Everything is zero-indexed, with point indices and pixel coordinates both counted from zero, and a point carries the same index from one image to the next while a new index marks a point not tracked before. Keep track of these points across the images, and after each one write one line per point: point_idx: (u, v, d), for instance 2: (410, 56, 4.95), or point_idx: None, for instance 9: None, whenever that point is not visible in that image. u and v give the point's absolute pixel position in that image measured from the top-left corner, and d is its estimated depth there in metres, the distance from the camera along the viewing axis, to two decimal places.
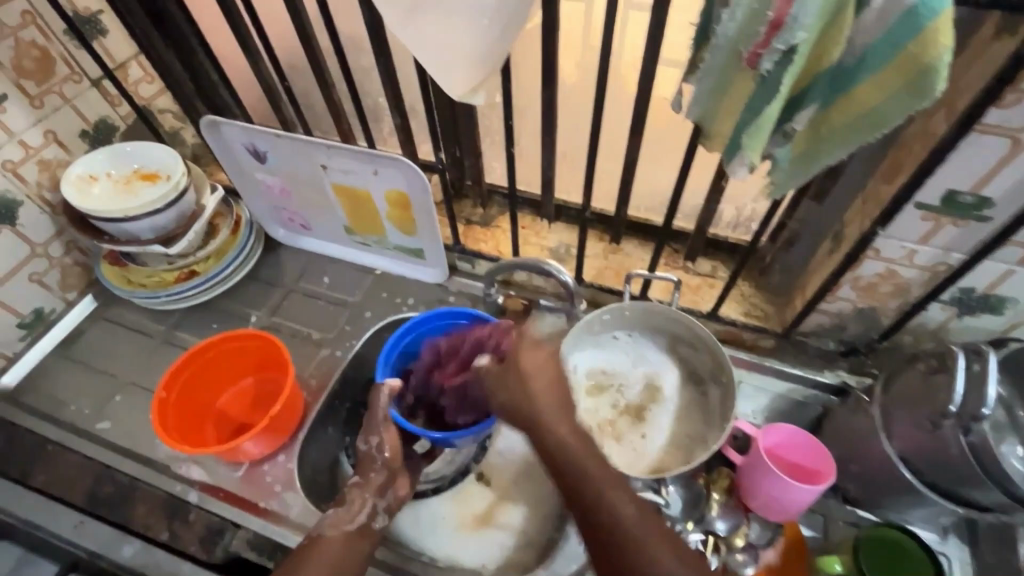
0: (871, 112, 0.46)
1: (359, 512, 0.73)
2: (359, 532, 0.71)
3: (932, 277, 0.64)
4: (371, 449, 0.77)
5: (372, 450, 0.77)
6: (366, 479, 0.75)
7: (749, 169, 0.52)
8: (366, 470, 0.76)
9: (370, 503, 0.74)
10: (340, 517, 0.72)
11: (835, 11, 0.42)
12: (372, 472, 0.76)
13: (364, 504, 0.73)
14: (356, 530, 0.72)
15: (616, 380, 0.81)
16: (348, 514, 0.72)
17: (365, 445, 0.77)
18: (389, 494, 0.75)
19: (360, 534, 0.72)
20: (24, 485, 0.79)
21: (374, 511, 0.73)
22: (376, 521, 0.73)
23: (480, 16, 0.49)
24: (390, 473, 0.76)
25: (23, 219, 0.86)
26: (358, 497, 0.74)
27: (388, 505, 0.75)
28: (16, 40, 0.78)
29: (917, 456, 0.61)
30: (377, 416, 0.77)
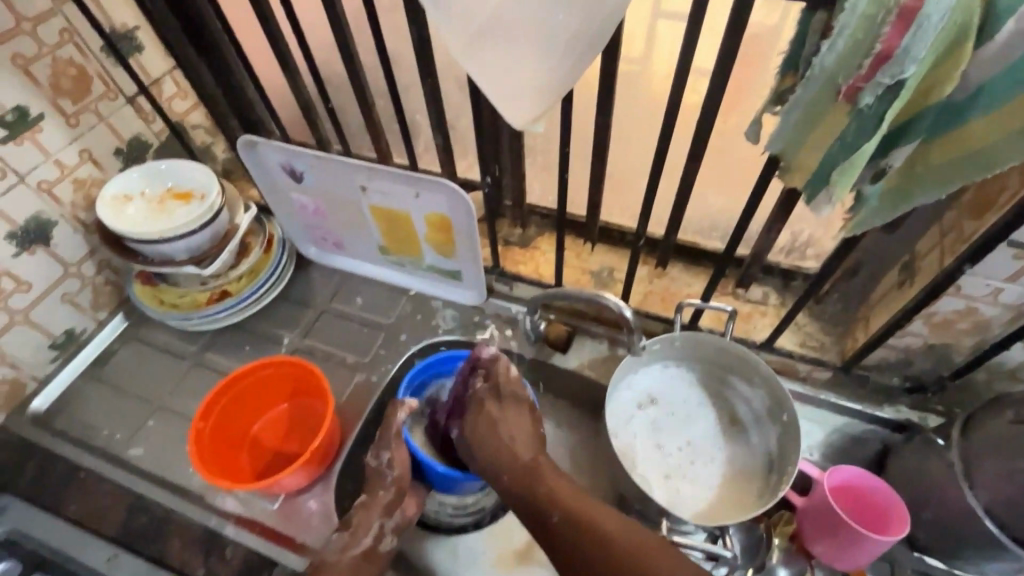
0: (980, 152, 0.42)
1: (364, 535, 0.70)
2: (364, 558, 0.69)
3: (1018, 316, 0.60)
4: (380, 465, 0.72)
5: (383, 468, 0.72)
6: (372, 497, 0.71)
7: (834, 207, 0.49)
8: (373, 487, 0.72)
9: (376, 525, 0.70)
10: (346, 541, 0.70)
11: (952, 45, 0.38)
12: (380, 490, 0.71)
13: (371, 525, 0.70)
14: (362, 554, 0.69)
15: (664, 410, 0.77)
16: (355, 538, 0.69)
17: (375, 461, 0.73)
18: (397, 515, 0.72)
19: (366, 560, 0.69)
20: (56, 514, 0.77)
21: (381, 532, 0.71)
22: (383, 544, 0.71)
23: (552, 43, 0.46)
24: (399, 492, 0.71)
25: (57, 239, 0.84)
26: (365, 518, 0.70)
27: (396, 525, 0.72)
28: (54, 59, 0.76)
29: (1006, 510, 0.57)
30: (389, 433, 0.72)
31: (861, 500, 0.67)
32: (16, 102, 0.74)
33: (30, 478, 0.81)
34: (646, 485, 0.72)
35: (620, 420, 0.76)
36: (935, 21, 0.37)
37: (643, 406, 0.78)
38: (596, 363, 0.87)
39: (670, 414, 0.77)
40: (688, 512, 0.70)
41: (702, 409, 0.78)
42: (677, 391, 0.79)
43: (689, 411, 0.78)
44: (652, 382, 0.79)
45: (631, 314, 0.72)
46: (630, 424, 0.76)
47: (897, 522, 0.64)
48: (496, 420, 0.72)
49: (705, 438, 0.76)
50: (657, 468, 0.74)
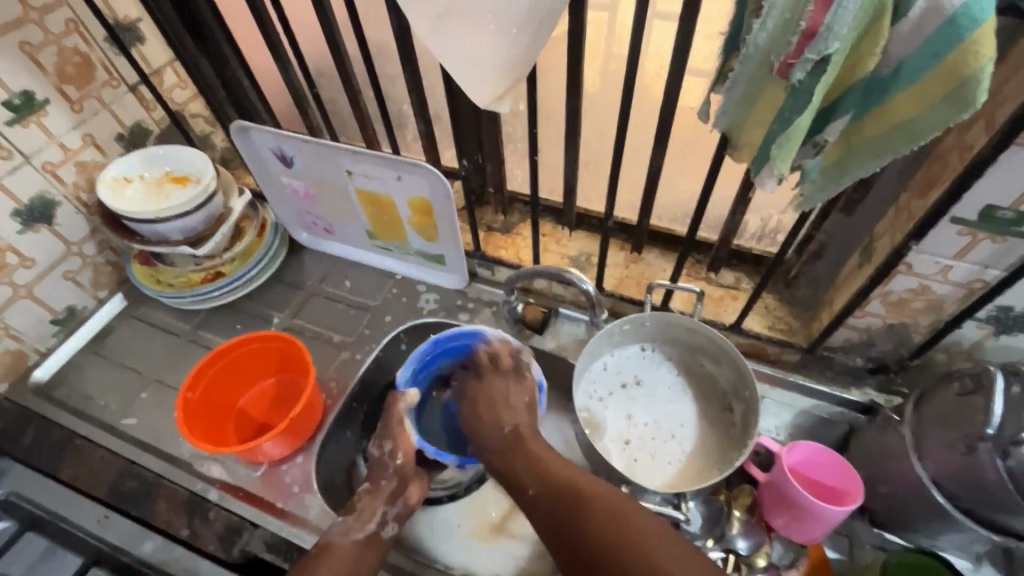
0: (907, 123, 0.44)
1: (369, 521, 0.70)
2: (366, 542, 0.69)
3: (968, 294, 0.62)
4: (382, 455, 0.74)
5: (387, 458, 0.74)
6: (377, 485, 0.73)
7: (778, 181, 0.52)
8: (377, 477, 0.74)
9: (380, 511, 0.71)
10: (350, 525, 0.70)
11: (871, 20, 0.41)
12: (383, 479, 0.73)
13: (374, 512, 0.71)
14: (364, 539, 0.70)
15: (643, 387, 0.81)
16: (359, 522, 0.70)
17: (377, 450, 0.75)
18: (400, 503, 0.72)
19: (369, 545, 0.69)
20: (52, 477, 0.81)
21: (384, 519, 0.71)
22: (385, 530, 0.71)
23: (509, 25, 0.50)
24: (401, 481, 0.73)
25: (60, 218, 0.88)
26: (369, 505, 0.71)
27: (399, 513, 0.72)
28: (59, 47, 0.81)
29: (951, 481, 0.58)
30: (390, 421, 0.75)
31: (820, 473, 0.69)
32: (22, 87, 0.79)
33: (28, 444, 0.85)
34: (607, 453, 0.75)
35: (591, 394, 0.80)
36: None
37: (622, 380, 0.81)
38: (573, 344, 0.89)
39: (647, 391, 0.80)
40: (644, 481, 0.74)
41: (682, 390, 0.80)
42: (658, 370, 0.82)
43: (667, 388, 0.81)
44: (629, 361, 0.83)
45: (593, 289, 0.78)
46: (601, 398, 0.80)
47: (853, 491, 0.66)
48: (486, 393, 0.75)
49: (677, 415, 0.79)
50: (620, 438, 0.77)
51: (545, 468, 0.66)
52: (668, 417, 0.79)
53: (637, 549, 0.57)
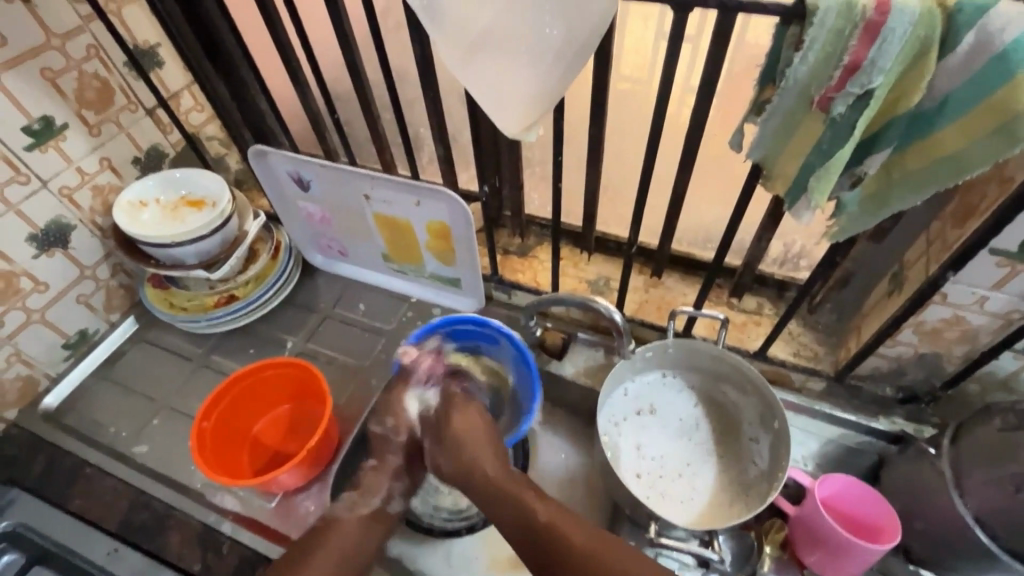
0: (951, 158, 0.43)
1: (374, 496, 0.72)
2: (371, 517, 0.71)
3: (1005, 325, 0.60)
4: (386, 431, 0.76)
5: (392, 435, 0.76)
6: (382, 462, 0.75)
7: (815, 212, 0.51)
8: (382, 453, 0.76)
9: (386, 487, 0.73)
10: (355, 501, 0.72)
11: (917, 55, 0.40)
12: (389, 454, 0.76)
13: (380, 487, 0.73)
14: (370, 513, 0.71)
15: (658, 420, 0.79)
16: (365, 498, 0.72)
17: (379, 427, 0.77)
18: (407, 479, 0.75)
19: (374, 519, 0.71)
20: (61, 507, 0.79)
21: (390, 495, 0.73)
22: (392, 505, 0.73)
23: (542, 56, 0.49)
24: (406, 455, 0.76)
25: (74, 242, 0.88)
26: (375, 480, 0.73)
27: (403, 489, 0.75)
28: (80, 72, 0.81)
29: (996, 519, 0.56)
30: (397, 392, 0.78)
31: (852, 510, 0.67)
32: (42, 112, 0.78)
33: (37, 473, 0.83)
34: (627, 483, 0.73)
35: (611, 421, 0.78)
36: (899, 33, 0.39)
37: (636, 410, 0.79)
38: (592, 370, 0.88)
39: (660, 422, 0.79)
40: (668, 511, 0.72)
41: (698, 423, 0.79)
42: (677, 402, 0.80)
43: (681, 422, 0.79)
44: (648, 390, 0.81)
45: (622, 318, 0.74)
46: (618, 426, 0.78)
47: (889, 529, 0.64)
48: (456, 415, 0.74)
49: (687, 453, 0.77)
50: (636, 469, 0.75)
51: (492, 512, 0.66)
52: (684, 448, 0.77)
53: None
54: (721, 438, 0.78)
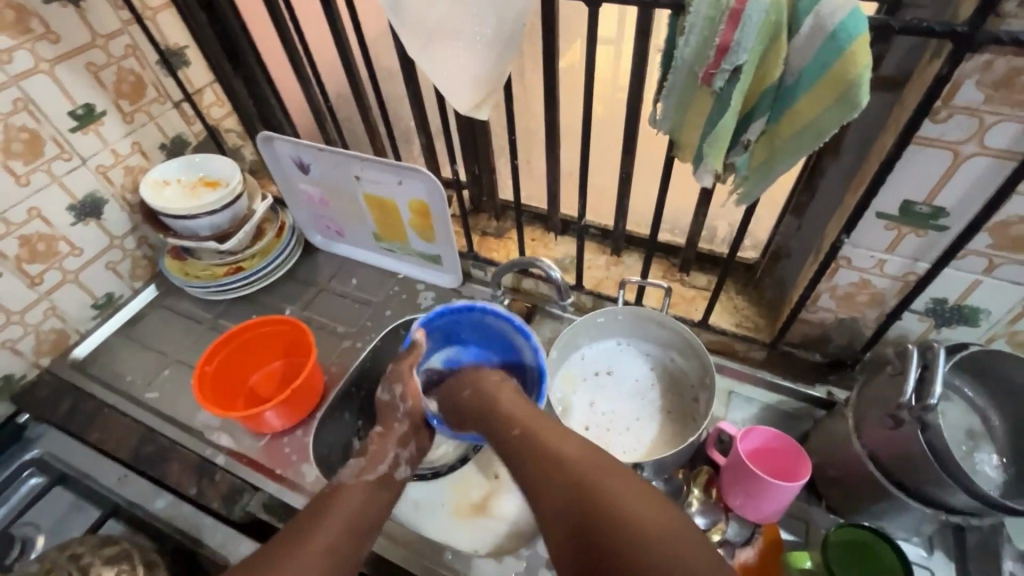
0: (811, 124, 0.52)
1: (381, 463, 0.74)
2: (377, 484, 0.71)
3: (904, 286, 0.67)
4: (393, 398, 0.80)
5: (395, 402, 0.80)
6: (388, 428, 0.79)
7: (714, 177, 0.59)
8: (387, 419, 0.80)
9: (392, 454, 0.76)
10: (361, 468, 0.73)
11: (771, 38, 0.49)
12: (395, 421, 0.79)
13: (386, 454, 0.75)
14: (375, 481, 0.72)
15: (614, 381, 0.87)
16: (370, 465, 0.73)
17: (388, 394, 0.81)
18: (411, 446, 0.78)
19: (380, 486, 0.72)
20: (82, 440, 0.91)
21: (396, 461, 0.75)
22: (397, 473, 0.75)
23: (480, 44, 0.60)
24: (411, 423, 0.79)
25: (106, 214, 1.01)
26: (380, 447, 0.76)
27: (409, 456, 0.77)
28: (118, 68, 0.95)
29: (887, 458, 0.63)
30: (401, 366, 0.81)
31: (775, 458, 0.73)
32: (85, 100, 0.92)
33: (63, 411, 0.95)
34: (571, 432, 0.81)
35: (565, 380, 0.86)
36: (754, 20, 0.48)
37: (592, 370, 0.87)
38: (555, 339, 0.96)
39: (615, 381, 0.87)
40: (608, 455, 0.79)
41: (649, 385, 0.86)
42: (631, 367, 0.88)
43: (634, 384, 0.86)
44: (605, 354, 0.89)
45: (560, 276, 0.81)
46: (572, 385, 0.86)
47: (801, 472, 0.70)
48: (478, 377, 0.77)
49: (637, 409, 0.84)
50: (584, 422, 0.83)
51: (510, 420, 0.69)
52: (635, 403, 0.85)
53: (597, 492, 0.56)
54: (663, 398, 0.85)
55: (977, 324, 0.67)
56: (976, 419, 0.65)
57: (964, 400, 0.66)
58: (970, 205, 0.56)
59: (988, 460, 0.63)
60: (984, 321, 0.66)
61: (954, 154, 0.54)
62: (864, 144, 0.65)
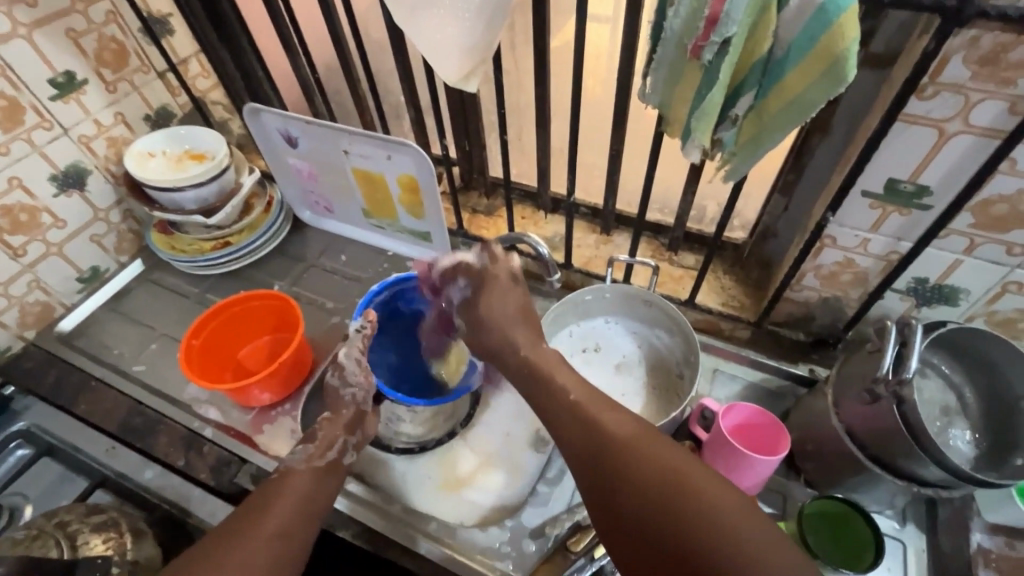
0: (799, 99, 0.52)
1: (329, 450, 0.72)
2: (326, 470, 0.69)
3: (887, 265, 0.68)
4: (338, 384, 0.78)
5: (343, 387, 0.78)
6: (337, 415, 0.76)
7: (701, 152, 0.59)
8: (337, 407, 0.77)
9: (340, 440, 0.73)
10: (310, 453, 0.70)
11: (760, 11, 0.49)
12: (343, 408, 0.77)
13: (334, 440, 0.73)
14: (325, 466, 0.70)
15: (602, 356, 0.88)
16: (319, 450, 0.71)
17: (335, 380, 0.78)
18: (360, 432, 0.76)
19: (329, 471, 0.70)
20: (69, 412, 0.91)
21: (344, 447, 0.73)
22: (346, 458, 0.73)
23: (467, 13, 0.59)
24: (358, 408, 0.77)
25: (90, 185, 1.00)
26: (327, 433, 0.73)
27: (358, 442, 0.76)
28: (100, 34, 0.93)
29: (863, 432, 0.64)
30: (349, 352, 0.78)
31: (757, 434, 0.75)
32: (66, 68, 0.90)
33: (49, 384, 0.95)
34: None
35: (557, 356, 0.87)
36: None
37: (585, 347, 0.88)
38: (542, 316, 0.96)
39: (608, 360, 0.88)
40: None
41: (637, 362, 0.87)
42: (620, 344, 0.89)
43: (621, 361, 0.87)
44: (594, 332, 0.90)
45: (548, 252, 0.78)
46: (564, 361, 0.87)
47: (781, 447, 0.72)
48: (485, 295, 0.71)
49: (624, 384, 0.86)
50: None
51: (566, 382, 0.62)
52: (625, 381, 0.86)
53: (664, 478, 0.50)
54: (649, 376, 0.86)
55: (957, 302, 0.68)
56: (950, 395, 0.66)
57: (940, 377, 0.67)
58: (952, 183, 0.57)
59: (962, 436, 0.65)
60: (963, 300, 0.67)
61: (940, 131, 0.54)
62: (853, 122, 0.65)
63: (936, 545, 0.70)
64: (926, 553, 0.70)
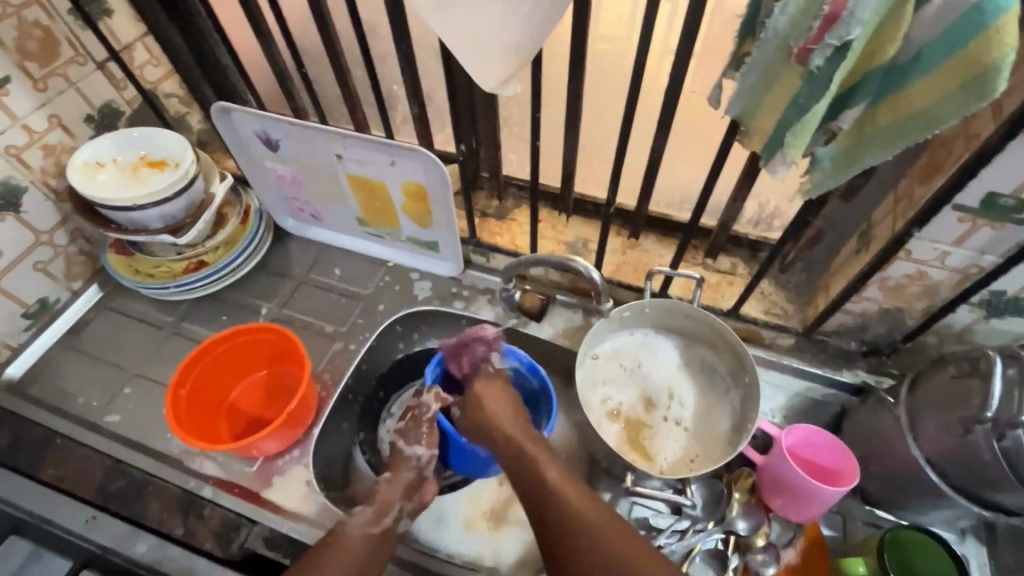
0: (921, 113, 0.45)
1: (385, 516, 0.68)
2: (381, 537, 0.67)
3: (963, 279, 0.63)
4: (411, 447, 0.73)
5: (408, 449, 0.72)
6: (396, 476, 0.71)
7: (789, 168, 0.51)
8: (397, 469, 0.72)
9: (397, 506, 0.69)
10: (365, 518, 0.68)
11: (894, 5, 0.40)
12: (404, 471, 0.71)
13: (390, 504, 0.69)
14: (379, 533, 0.68)
15: (681, 411, 0.77)
16: (376, 515, 0.68)
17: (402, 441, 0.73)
18: (416, 498, 0.71)
19: (383, 540, 0.68)
20: (33, 478, 0.78)
21: (400, 514, 0.69)
22: (400, 525, 0.69)
23: (518, 5, 0.48)
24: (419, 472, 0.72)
25: (27, 206, 0.83)
26: (387, 494, 0.70)
27: (414, 509, 0.71)
28: (19, 19, 0.75)
29: (946, 461, 0.60)
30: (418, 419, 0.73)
31: (816, 457, 0.70)
32: None
33: (4, 445, 0.81)
34: (589, 403, 0.76)
35: (632, 363, 0.80)
36: None
37: (659, 389, 0.79)
38: (570, 331, 0.88)
39: (677, 409, 0.77)
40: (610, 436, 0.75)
41: (688, 381, 0.79)
42: (693, 388, 0.79)
43: (660, 377, 0.79)
44: (633, 347, 0.82)
45: (599, 277, 0.76)
46: (633, 369, 0.80)
47: (848, 474, 0.68)
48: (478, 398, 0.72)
49: (687, 429, 0.76)
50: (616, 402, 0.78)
51: (494, 412, 0.70)
52: (685, 434, 0.76)
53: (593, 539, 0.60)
54: (693, 404, 0.78)
55: None
56: None
57: None
58: None
59: None
60: None
61: None
62: None
63: (998, 558, 0.69)
64: (988, 566, 0.69)
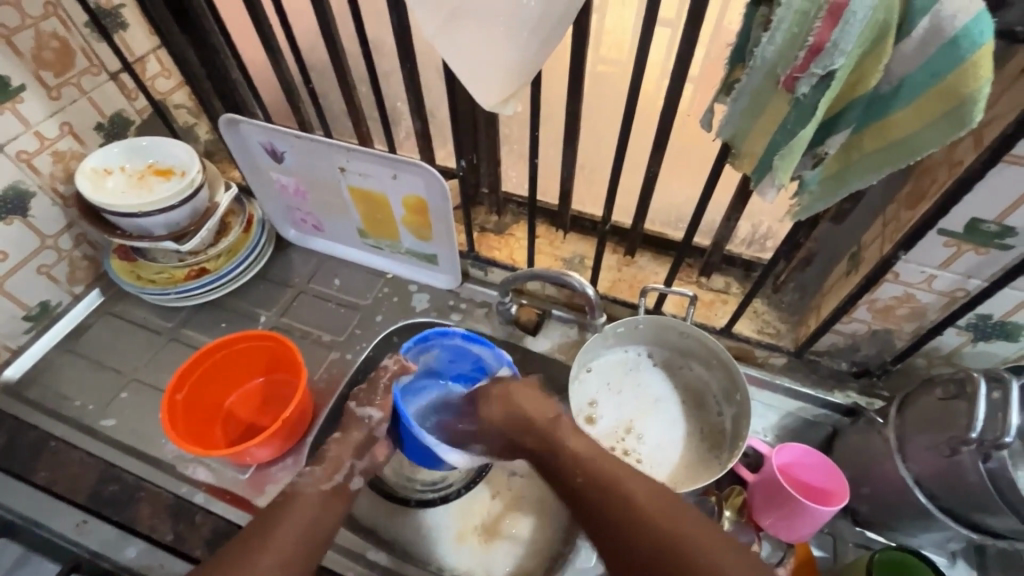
0: (903, 140, 0.47)
1: (337, 473, 0.69)
2: (331, 494, 0.68)
3: (950, 302, 0.64)
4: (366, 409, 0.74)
5: (362, 408, 0.74)
6: (347, 435, 0.72)
7: (778, 191, 0.53)
8: (350, 427, 0.73)
9: (347, 464, 0.70)
10: (318, 475, 0.68)
11: (876, 39, 0.42)
12: (355, 430, 0.73)
13: (342, 464, 0.70)
14: (330, 491, 0.68)
15: (641, 448, 0.76)
16: (326, 474, 0.68)
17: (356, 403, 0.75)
18: (368, 457, 0.72)
19: (334, 496, 0.68)
20: (26, 481, 0.78)
21: (352, 471, 0.70)
22: (353, 483, 0.70)
23: (519, 29, 0.50)
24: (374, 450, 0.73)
25: (34, 210, 0.84)
26: (337, 455, 0.70)
27: (366, 467, 0.72)
28: (37, 30, 0.77)
29: (934, 482, 0.61)
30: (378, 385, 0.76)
31: (807, 476, 0.70)
32: None
33: None
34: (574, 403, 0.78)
35: (616, 386, 0.81)
36: (859, 17, 0.40)
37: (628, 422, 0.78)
38: (565, 346, 0.90)
39: (642, 444, 0.76)
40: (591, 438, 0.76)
41: (674, 405, 0.80)
42: (662, 430, 0.78)
43: (641, 402, 0.80)
44: (626, 365, 0.83)
45: (594, 293, 0.78)
46: (616, 392, 0.80)
47: (838, 493, 0.68)
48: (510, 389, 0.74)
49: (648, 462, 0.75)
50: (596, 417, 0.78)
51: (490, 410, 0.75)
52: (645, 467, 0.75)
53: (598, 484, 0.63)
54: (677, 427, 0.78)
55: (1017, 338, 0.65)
56: None
57: None
58: None
59: None
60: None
61: None
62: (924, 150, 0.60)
63: None
64: None
